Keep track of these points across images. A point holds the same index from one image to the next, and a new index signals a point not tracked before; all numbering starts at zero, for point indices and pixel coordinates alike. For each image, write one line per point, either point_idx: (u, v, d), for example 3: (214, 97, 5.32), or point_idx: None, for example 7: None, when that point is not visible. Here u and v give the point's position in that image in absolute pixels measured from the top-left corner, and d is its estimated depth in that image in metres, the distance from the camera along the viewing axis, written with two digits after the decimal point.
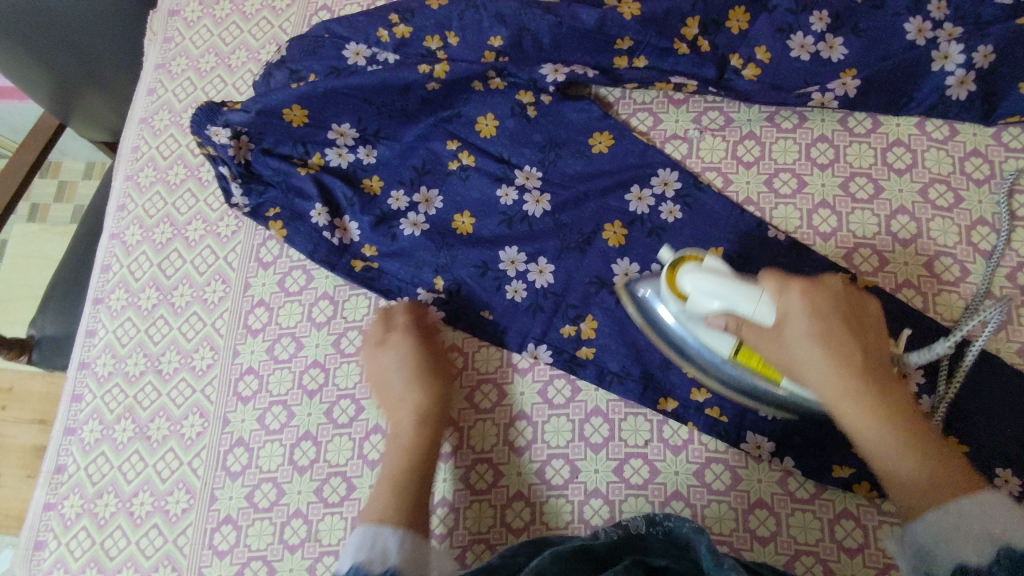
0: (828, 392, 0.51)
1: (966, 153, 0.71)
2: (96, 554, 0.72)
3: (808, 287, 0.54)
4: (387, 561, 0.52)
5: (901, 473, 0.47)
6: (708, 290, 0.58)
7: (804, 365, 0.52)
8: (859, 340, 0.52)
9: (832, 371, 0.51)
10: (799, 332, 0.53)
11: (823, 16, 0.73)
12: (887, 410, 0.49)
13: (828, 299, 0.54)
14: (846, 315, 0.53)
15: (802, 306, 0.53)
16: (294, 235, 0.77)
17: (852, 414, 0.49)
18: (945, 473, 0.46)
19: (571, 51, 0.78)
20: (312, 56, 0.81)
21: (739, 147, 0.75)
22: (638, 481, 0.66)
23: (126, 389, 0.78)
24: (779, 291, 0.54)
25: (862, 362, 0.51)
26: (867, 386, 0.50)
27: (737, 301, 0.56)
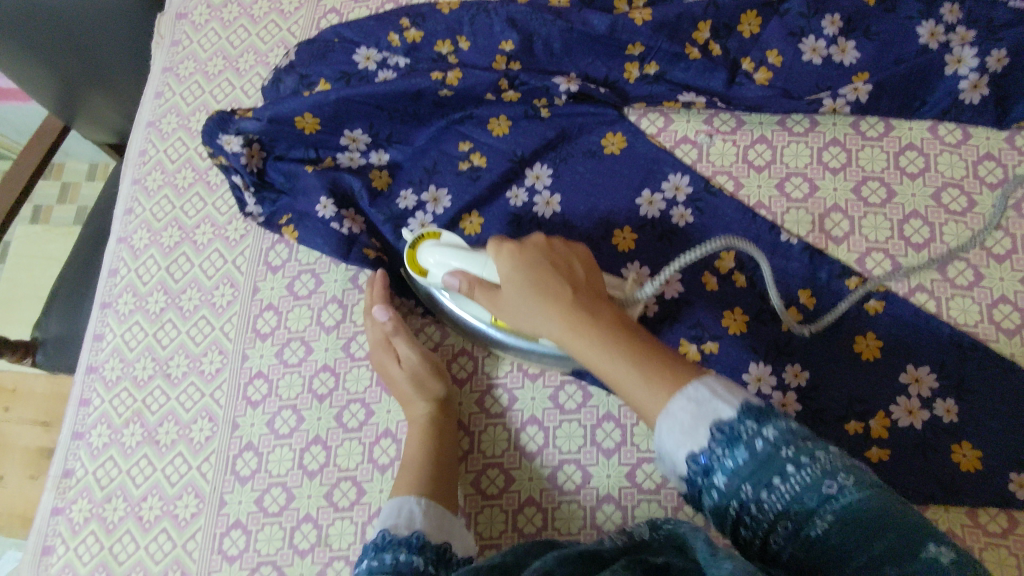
0: (563, 332, 0.52)
1: (979, 157, 0.71)
2: (105, 559, 0.71)
3: (518, 246, 0.57)
4: (413, 525, 0.58)
5: (631, 390, 0.48)
6: (450, 255, 0.64)
7: (534, 320, 0.54)
8: (570, 270, 0.55)
9: (554, 312, 0.52)
10: (519, 297, 0.55)
11: (835, 19, 0.73)
12: (610, 344, 0.50)
13: (534, 250, 0.56)
14: (552, 253, 0.56)
15: (511, 265, 0.55)
16: (304, 233, 0.76)
17: (579, 346, 0.51)
18: (657, 371, 0.47)
19: (582, 54, 0.78)
20: (321, 60, 0.80)
21: (750, 151, 0.75)
22: (651, 486, 0.66)
23: (134, 393, 0.77)
24: (496, 253, 0.58)
25: (571, 293, 0.53)
26: (581, 316, 0.51)
27: (479, 270, 0.61)
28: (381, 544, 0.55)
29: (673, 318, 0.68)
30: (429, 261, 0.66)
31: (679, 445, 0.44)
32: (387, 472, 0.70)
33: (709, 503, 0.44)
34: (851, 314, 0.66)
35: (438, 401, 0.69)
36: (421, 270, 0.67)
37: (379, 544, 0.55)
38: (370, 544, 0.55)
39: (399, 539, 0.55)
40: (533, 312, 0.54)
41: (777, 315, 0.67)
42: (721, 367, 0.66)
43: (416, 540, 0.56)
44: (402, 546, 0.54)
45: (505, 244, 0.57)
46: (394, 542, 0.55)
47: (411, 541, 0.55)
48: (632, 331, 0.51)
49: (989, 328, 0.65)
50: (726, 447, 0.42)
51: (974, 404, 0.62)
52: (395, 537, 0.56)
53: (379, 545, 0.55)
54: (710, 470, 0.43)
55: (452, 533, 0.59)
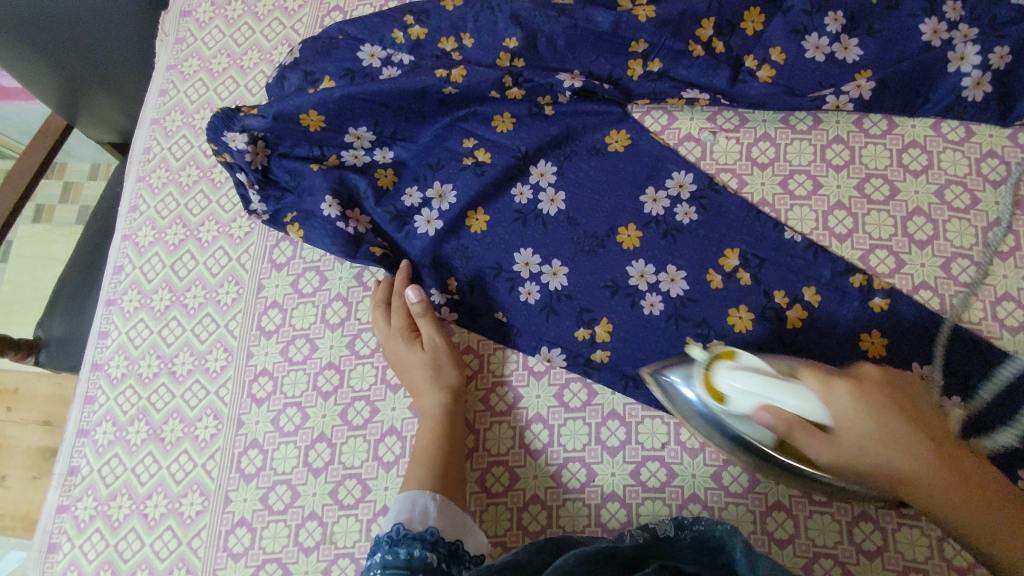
0: (953, 498, 0.49)
1: (982, 154, 0.71)
2: (110, 557, 0.72)
3: (853, 384, 0.51)
4: (427, 520, 0.59)
5: (992, 537, 0.48)
6: (749, 379, 0.54)
7: (889, 465, 0.50)
8: (908, 411, 0.51)
9: (926, 466, 0.49)
10: (854, 442, 0.50)
11: (838, 16, 0.73)
12: (999, 510, 0.49)
13: (875, 390, 0.51)
14: (895, 395, 0.52)
15: (853, 406, 0.50)
16: (309, 231, 0.76)
17: (931, 496, 0.50)
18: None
19: (586, 52, 0.78)
20: (325, 57, 0.80)
21: (754, 149, 0.75)
22: (655, 484, 0.66)
23: (140, 390, 0.78)
24: (825, 388, 0.52)
25: (936, 450, 0.50)
26: (929, 462, 0.49)
27: (782, 399, 0.52)
28: (395, 538, 0.57)
29: (679, 316, 0.69)
30: (727, 385, 0.56)
31: None
32: (392, 470, 0.70)
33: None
34: (856, 312, 0.66)
35: (452, 395, 0.69)
36: (710, 392, 0.58)
37: (393, 537, 0.57)
38: (385, 535, 0.57)
39: (414, 535, 0.57)
40: (880, 460, 0.50)
41: (781, 313, 0.67)
42: None
43: (430, 537, 0.58)
44: (417, 542, 0.57)
45: (830, 377, 0.52)
46: (410, 537, 0.57)
47: (425, 537, 0.58)
48: (953, 470, 0.50)
49: (993, 325, 0.65)
50: None
51: (978, 402, 0.62)
52: (409, 532, 0.58)
53: (393, 538, 0.57)
54: None
55: (465, 529, 0.61)
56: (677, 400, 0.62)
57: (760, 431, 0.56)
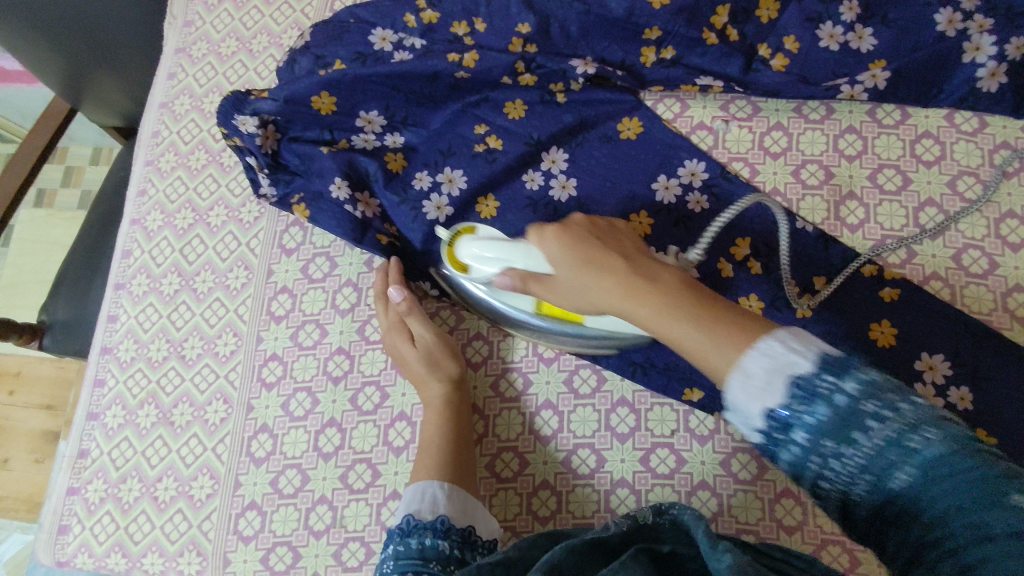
0: (641, 312, 0.48)
1: (995, 146, 0.71)
2: (121, 539, 0.72)
3: (561, 228, 0.55)
4: (437, 509, 0.59)
5: (688, 343, 0.45)
6: (486, 248, 0.62)
7: (593, 291, 0.51)
8: (607, 240, 0.54)
9: (605, 281, 0.50)
10: (571, 274, 0.53)
11: (853, 5, 0.73)
12: (679, 301, 0.47)
13: (577, 229, 0.55)
14: (596, 233, 0.55)
15: (557, 245, 0.54)
16: (318, 214, 0.75)
17: (645, 314, 0.48)
18: (727, 328, 0.44)
19: (599, 39, 0.77)
20: (337, 41, 0.80)
21: (766, 138, 0.75)
22: (665, 470, 0.66)
23: (149, 374, 0.78)
24: (537, 236, 0.56)
25: (623, 261, 0.51)
26: (638, 278, 0.49)
27: (511, 258, 0.59)
28: (406, 529, 0.58)
29: None
30: (469, 255, 0.65)
31: (755, 397, 0.41)
32: (402, 455, 0.70)
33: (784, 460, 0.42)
34: (868, 301, 0.66)
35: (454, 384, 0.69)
36: (464, 268, 0.68)
37: (404, 529, 0.58)
38: (397, 527, 0.58)
39: (425, 524, 0.58)
40: (590, 285, 0.52)
41: (792, 302, 0.67)
42: None
43: (441, 525, 0.58)
44: (428, 531, 0.57)
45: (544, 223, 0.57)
46: (421, 527, 0.58)
47: (436, 526, 0.58)
48: (638, 283, 0.49)
49: (1003, 316, 0.66)
50: (802, 404, 0.40)
51: (988, 391, 0.62)
52: (420, 522, 0.58)
53: (405, 530, 0.58)
54: (791, 426, 0.40)
55: (476, 516, 0.61)
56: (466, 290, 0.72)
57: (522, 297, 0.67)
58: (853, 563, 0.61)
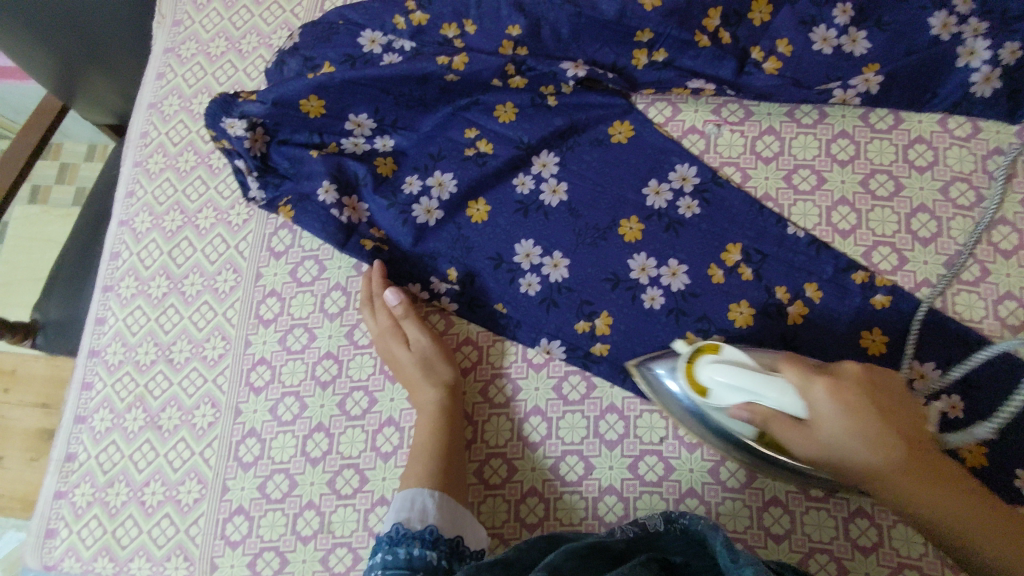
0: (934, 497, 0.47)
1: (988, 151, 0.70)
2: (108, 543, 0.72)
3: (842, 386, 0.49)
4: (426, 518, 0.59)
5: (960, 538, 0.47)
6: (732, 378, 0.53)
7: (854, 462, 0.48)
8: (885, 406, 0.49)
9: (888, 465, 0.48)
10: (840, 441, 0.48)
11: (846, 8, 0.72)
12: (976, 499, 0.48)
13: (854, 389, 0.49)
14: (873, 393, 0.49)
15: (836, 409, 0.48)
16: (302, 215, 0.75)
17: (919, 504, 0.48)
18: (989, 525, 0.47)
19: (590, 41, 0.76)
20: (326, 42, 0.79)
21: (758, 143, 0.74)
22: (653, 478, 0.66)
23: (137, 377, 0.77)
24: (809, 387, 0.49)
25: (905, 448, 0.48)
26: (924, 469, 0.48)
27: (762, 395, 0.51)
28: (395, 538, 0.57)
29: (679, 311, 0.69)
30: (709, 378, 0.55)
31: None
32: (390, 460, 0.70)
33: None
34: (860, 309, 0.66)
35: (448, 391, 0.69)
36: (692, 385, 0.57)
37: (393, 537, 0.57)
38: (385, 535, 0.58)
39: (414, 534, 0.57)
40: (851, 453, 0.48)
41: (783, 309, 0.67)
42: None
43: (430, 536, 0.58)
44: (417, 541, 0.57)
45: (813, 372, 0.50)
46: (409, 536, 0.57)
47: (424, 536, 0.58)
48: (929, 472, 0.48)
49: (995, 324, 0.65)
50: None
51: (979, 400, 0.62)
52: (409, 531, 0.58)
53: (393, 538, 0.57)
54: None
55: (464, 525, 0.61)
56: (661, 392, 0.63)
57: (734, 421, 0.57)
58: (841, 572, 0.61)
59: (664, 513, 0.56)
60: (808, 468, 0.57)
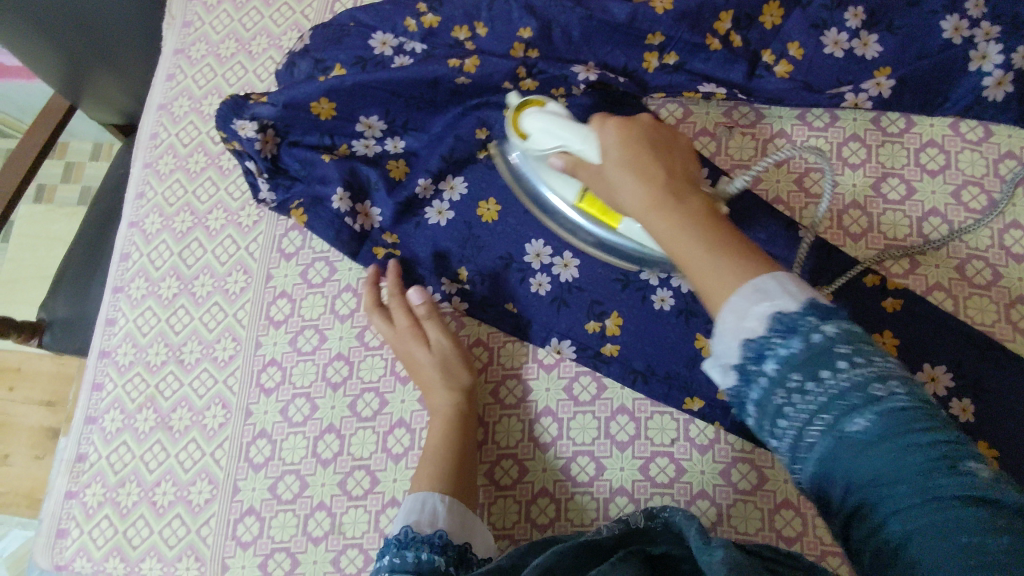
0: (639, 207, 0.49)
1: (1000, 155, 0.70)
2: (119, 543, 0.72)
3: (626, 124, 0.54)
4: (436, 522, 0.60)
5: (693, 264, 0.44)
6: (546, 126, 0.63)
7: (622, 184, 0.51)
8: (662, 149, 0.53)
9: (641, 186, 0.49)
10: (614, 166, 0.52)
11: (858, 12, 0.72)
12: (692, 213, 0.46)
13: (638, 134, 0.54)
14: (651, 139, 0.54)
15: (615, 137, 0.53)
16: (315, 220, 0.76)
17: (659, 225, 0.47)
18: (727, 248, 0.44)
19: (601, 44, 0.77)
20: (336, 44, 0.79)
21: (769, 146, 0.74)
22: (664, 479, 0.66)
23: (148, 378, 0.77)
24: (599, 126, 0.56)
25: (669, 181, 0.49)
26: (674, 196, 0.48)
27: (569, 137, 0.62)
28: (404, 541, 0.57)
29: (689, 312, 0.69)
30: (529, 127, 0.63)
31: (735, 332, 0.41)
32: (402, 462, 0.70)
33: (752, 399, 0.41)
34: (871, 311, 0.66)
35: (463, 394, 0.69)
36: (522, 140, 0.66)
37: (401, 540, 0.57)
38: (393, 538, 0.58)
39: (422, 537, 0.57)
40: (619, 177, 0.52)
41: None
42: None
43: (438, 540, 0.58)
44: (425, 545, 0.57)
45: (606, 116, 0.56)
46: (417, 540, 0.57)
47: (433, 540, 0.57)
48: (676, 194, 0.48)
49: (1004, 326, 0.65)
50: (783, 335, 0.39)
51: (990, 402, 0.62)
52: (417, 534, 0.58)
53: (401, 542, 0.57)
54: (763, 359, 0.40)
55: (474, 530, 0.61)
56: (519, 182, 0.71)
57: (564, 188, 0.65)
58: None
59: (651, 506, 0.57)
60: (620, 229, 0.64)
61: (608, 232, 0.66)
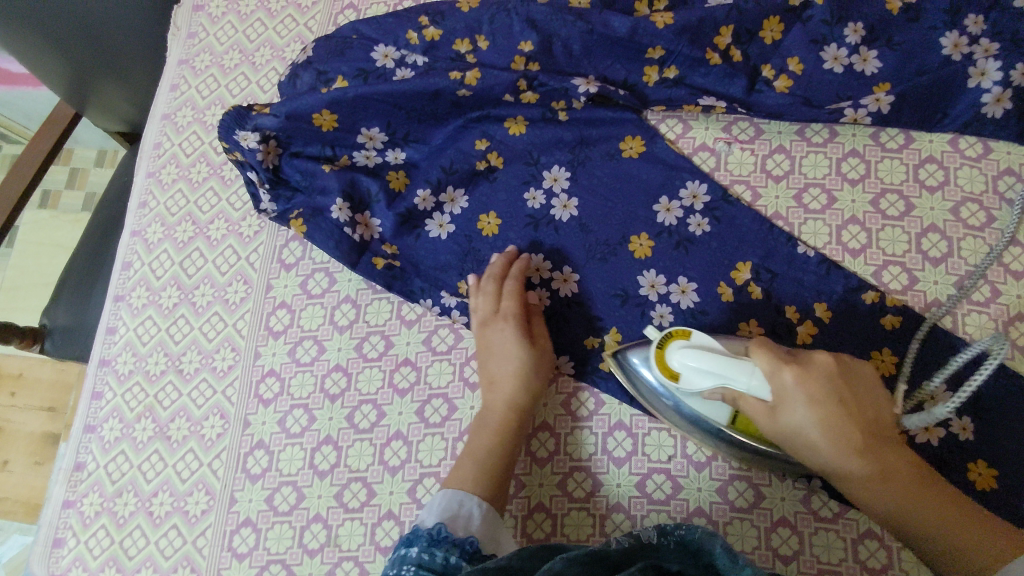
0: (850, 475, 0.52)
1: (999, 172, 0.70)
2: (115, 553, 0.72)
3: (805, 372, 0.52)
4: (468, 527, 0.59)
5: (897, 514, 0.52)
6: (699, 372, 0.56)
7: (812, 448, 0.53)
8: (857, 400, 0.53)
9: (844, 453, 0.52)
10: (799, 419, 0.52)
11: (858, 28, 0.73)
12: (908, 482, 0.52)
13: (821, 379, 0.52)
14: (839, 384, 0.53)
15: (804, 397, 0.52)
16: (314, 231, 0.76)
17: (878, 494, 0.52)
18: (952, 523, 0.50)
19: (602, 58, 0.77)
20: (339, 57, 0.80)
21: (768, 161, 0.74)
22: (661, 496, 0.66)
23: (147, 387, 0.78)
24: (774, 369, 0.52)
25: (863, 433, 0.52)
26: (869, 455, 0.52)
27: (729, 377, 0.54)
28: (437, 538, 0.56)
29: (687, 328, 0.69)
30: (681, 363, 0.57)
31: None
32: (398, 475, 0.70)
33: None
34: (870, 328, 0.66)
35: (529, 402, 0.68)
36: (666, 373, 0.60)
37: (434, 537, 0.56)
38: (425, 534, 0.56)
39: (454, 540, 0.56)
40: (809, 431, 0.53)
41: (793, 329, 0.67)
42: None
43: (469, 547, 0.56)
44: (456, 548, 0.55)
45: (780, 357, 0.52)
46: (449, 541, 0.56)
47: (463, 546, 0.56)
48: (873, 457, 0.52)
49: (1004, 345, 0.65)
50: None
51: (989, 422, 0.62)
52: (451, 536, 0.56)
53: (433, 538, 0.56)
54: None
55: (501, 544, 0.60)
56: (639, 378, 0.65)
57: (720, 409, 0.60)
58: None
59: (658, 527, 0.56)
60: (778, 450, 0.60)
61: (765, 449, 0.60)
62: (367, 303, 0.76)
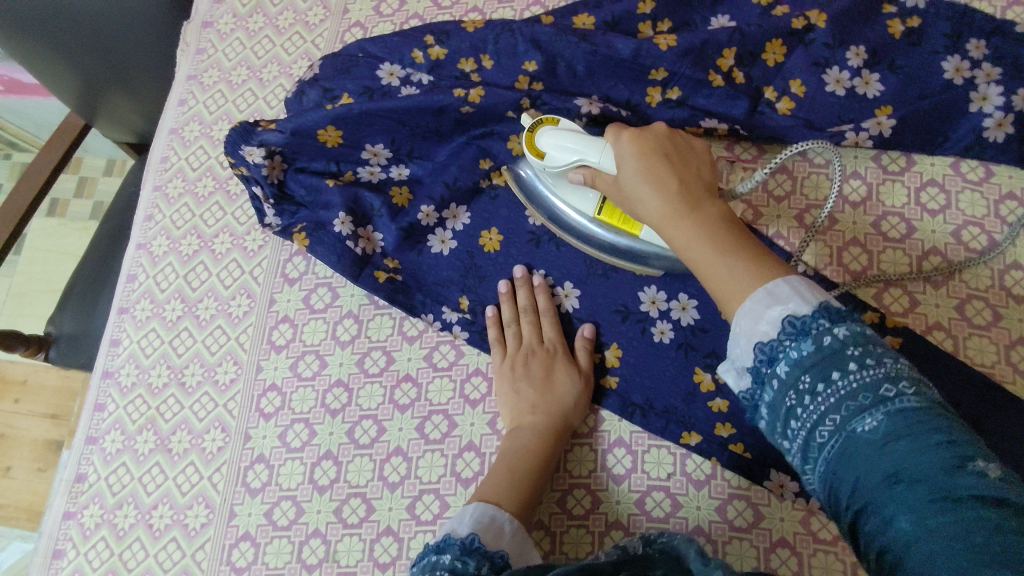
0: (659, 218, 0.53)
1: (1001, 196, 0.70)
2: (114, 565, 0.72)
3: (638, 133, 0.58)
4: (499, 539, 0.57)
5: (710, 269, 0.49)
6: (567, 141, 0.64)
7: (642, 198, 0.55)
8: (682, 166, 0.56)
9: (663, 197, 0.53)
10: (632, 173, 0.56)
11: (860, 51, 0.73)
12: (710, 225, 0.51)
13: (654, 139, 0.58)
14: (667, 146, 0.57)
15: (632, 150, 0.57)
16: (317, 245, 0.76)
17: (681, 236, 0.51)
18: (746, 256, 0.48)
19: (605, 78, 0.77)
20: (345, 74, 0.81)
21: (770, 182, 0.74)
22: (660, 514, 0.66)
23: (149, 400, 0.78)
24: (615, 138, 0.59)
25: (680, 182, 0.54)
26: (689, 203, 0.52)
27: (585, 151, 0.63)
28: (469, 547, 0.53)
29: (688, 345, 0.69)
30: (549, 143, 0.66)
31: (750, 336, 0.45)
32: (397, 491, 0.70)
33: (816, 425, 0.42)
34: None
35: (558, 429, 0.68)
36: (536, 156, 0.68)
37: (466, 546, 0.53)
38: (457, 542, 0.54)
39: (486, 552, 0.53)
40: (639, 185, 0.56)
41: None
42: (734, 398, 0.67)
43: (501, 560, 0.53)
44: (488, 559, 0.52)
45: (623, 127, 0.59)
46: (481, 551, 0.53)
47: (496, 559, 0.53)
48: (688, 200, 0.53)
49: (1005, 367, 0.65)
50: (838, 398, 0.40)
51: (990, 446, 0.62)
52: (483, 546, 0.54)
53: (466, 547, 0.53)
54: None
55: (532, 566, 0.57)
56: (534, 196, 0.73)
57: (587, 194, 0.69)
58: None
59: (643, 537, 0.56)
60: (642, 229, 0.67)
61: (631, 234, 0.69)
62: (369, 318, 0.77)
